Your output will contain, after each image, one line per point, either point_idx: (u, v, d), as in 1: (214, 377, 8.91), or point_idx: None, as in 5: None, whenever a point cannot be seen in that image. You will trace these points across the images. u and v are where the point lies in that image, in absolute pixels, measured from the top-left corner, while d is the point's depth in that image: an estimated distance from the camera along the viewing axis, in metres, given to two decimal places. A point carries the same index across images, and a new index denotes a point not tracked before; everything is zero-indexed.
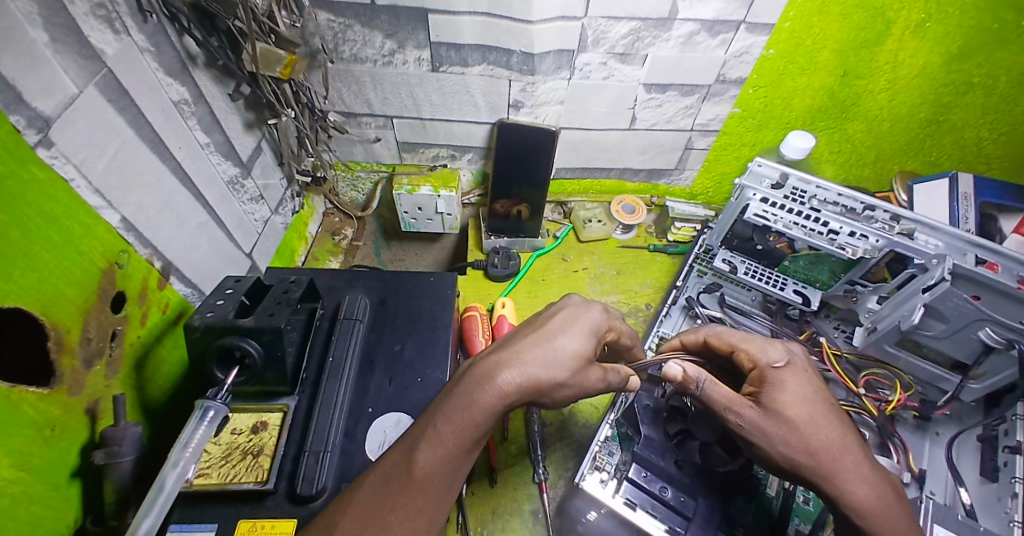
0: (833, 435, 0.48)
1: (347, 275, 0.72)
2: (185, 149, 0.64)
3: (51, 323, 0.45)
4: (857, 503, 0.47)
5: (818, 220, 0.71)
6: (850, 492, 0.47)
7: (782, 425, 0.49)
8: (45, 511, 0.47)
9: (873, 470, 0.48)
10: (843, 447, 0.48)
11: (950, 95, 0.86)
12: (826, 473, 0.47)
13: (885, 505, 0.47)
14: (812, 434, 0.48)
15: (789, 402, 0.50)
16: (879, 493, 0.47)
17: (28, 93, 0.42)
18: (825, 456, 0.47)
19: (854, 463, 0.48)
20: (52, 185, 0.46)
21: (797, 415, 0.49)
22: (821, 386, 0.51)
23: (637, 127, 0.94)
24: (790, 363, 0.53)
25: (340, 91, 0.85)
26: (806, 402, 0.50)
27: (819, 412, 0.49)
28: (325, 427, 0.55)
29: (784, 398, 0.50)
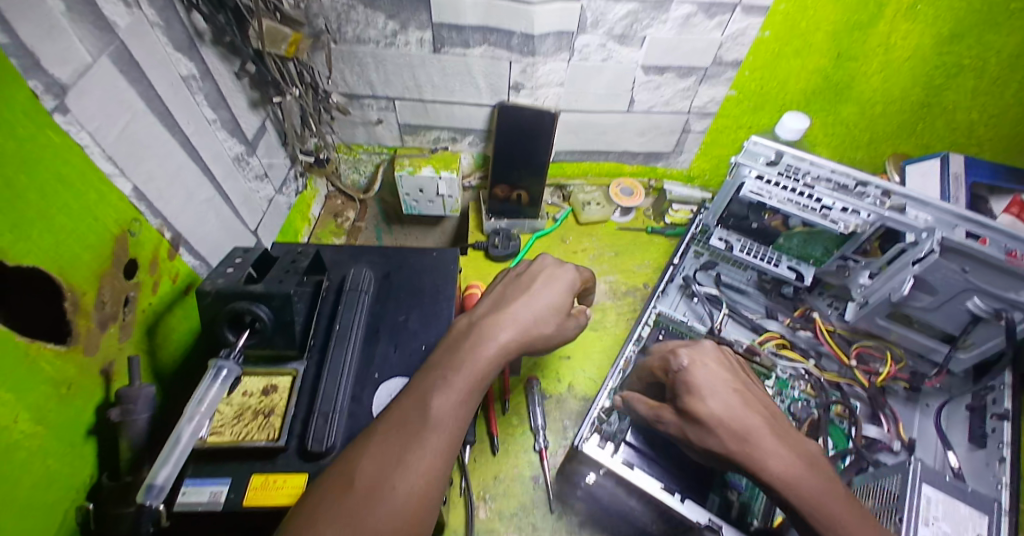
0: (735, 419, 0.51)
1: (351, 250, 0.74)
2: (193, 124, 0.65)
3: (67, 284, 0.48)
4: (773, 482, 0.48)
5: (812, 196, 0.73)
6: (760, 473, 0.49)
7: (696, 426, 0.52)
8: (61, 465, 0.49)
9: (788, 448, 0.49)
10: (750, 431, 0.50)
11: (941, 77, 0.88)
12: (740, 459, 0.50)
13: (802, 479, 0.47)
14: (713, 423, 0.51)
15: (698, 398, 0.53)
16: (796, 470, 0.48)
17: (46, 60, 0.44)
18: (736, 443, 0.50)
19: (766, 444, 0.49)
20: (67, 150, 0.47)
21: (704, 408, 0.52)
22: (731, 380, 0.54)
23: (635, 110, 0.96)
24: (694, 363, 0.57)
25: (343, 73, 0.87)
26: (713, 394, 0.53)
27: (731, 406, 0.52)
28: (332, 389, 0.57)
29: (691, 397, 0.54)
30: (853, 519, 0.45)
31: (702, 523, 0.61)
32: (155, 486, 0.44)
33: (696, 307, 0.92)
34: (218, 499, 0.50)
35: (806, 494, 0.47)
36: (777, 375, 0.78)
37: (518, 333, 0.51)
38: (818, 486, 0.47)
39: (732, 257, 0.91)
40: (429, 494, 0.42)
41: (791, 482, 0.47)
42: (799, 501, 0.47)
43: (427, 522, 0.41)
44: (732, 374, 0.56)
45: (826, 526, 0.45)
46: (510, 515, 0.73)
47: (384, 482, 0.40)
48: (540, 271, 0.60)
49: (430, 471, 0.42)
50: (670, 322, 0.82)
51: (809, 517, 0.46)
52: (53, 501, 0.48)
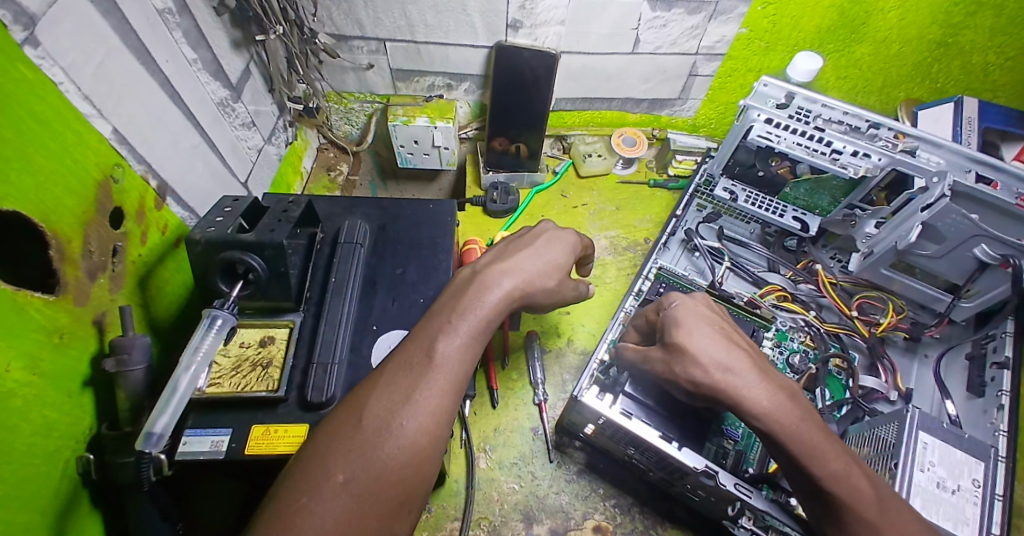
0: (720, 352, 0.48)
1: (345, 201, 0.71)
2: (173, 64, 0.61)
3: (51, 231, 0.45)
4: (754, 413, 0.45)
5: (823, 140, 0.70)
6: (743, 404, 0.46)
7: (681, 355, 0.50)
8: (59, 415, 0.48)
9: (772, 381, 0.47)
10: (735, 364, 0.47)
11: (960, 15, 0.83)
12: (723, 391, 0.47)
13: (783, 410, 0.45)
14: (698, 355, 0.49)
15: (686, 332, 0.51)
16: (780, 402, 0.45)
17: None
18: (718, 371, 0.47)
19: (746, 374, 0.47)
20: (42, 87, 0.44)
21: (691, 341, 0.50)
22: (715, 317, 0.52)
23: (640, 52, 0.90)
24: (685, 303, 0.55)
25: (329, 10, 0.81)
26: (700, 331, 0.50)
27: (717, 338, 0.50)
28: (330, 340, 0.56)
29: (679, 331, 0.51)
30: (835, 451, 0.43)
31: (699, 469, 0.58)
32: (155, 433, 0.44)
33: (697, 261, 0.90)
34: (220, 448, 0.50)
35: (786, 424, 0.44)
36: (777, 326, 0.78)
37: (522, 285, 0.50)
38: (799, 416, 0.44)
39: (735, 209, 0.88)
40: (438, 432, 0.42)
41: (772, 413, 0.45)
42: (779, 432, 0.44)
43: (436, 458, 0.41)
44: (721, 314, 0.54)
45: (804, 457, 0.43)
46: (510, 464, 0.74)
47: (391, 420, 0.40)
48: (547, 229, 0.58)
49: (436, 410, 0.42)
50: (673, 277, 0.80)
51: (790, 448, 0.44)
52: (54, 450, 0.48)
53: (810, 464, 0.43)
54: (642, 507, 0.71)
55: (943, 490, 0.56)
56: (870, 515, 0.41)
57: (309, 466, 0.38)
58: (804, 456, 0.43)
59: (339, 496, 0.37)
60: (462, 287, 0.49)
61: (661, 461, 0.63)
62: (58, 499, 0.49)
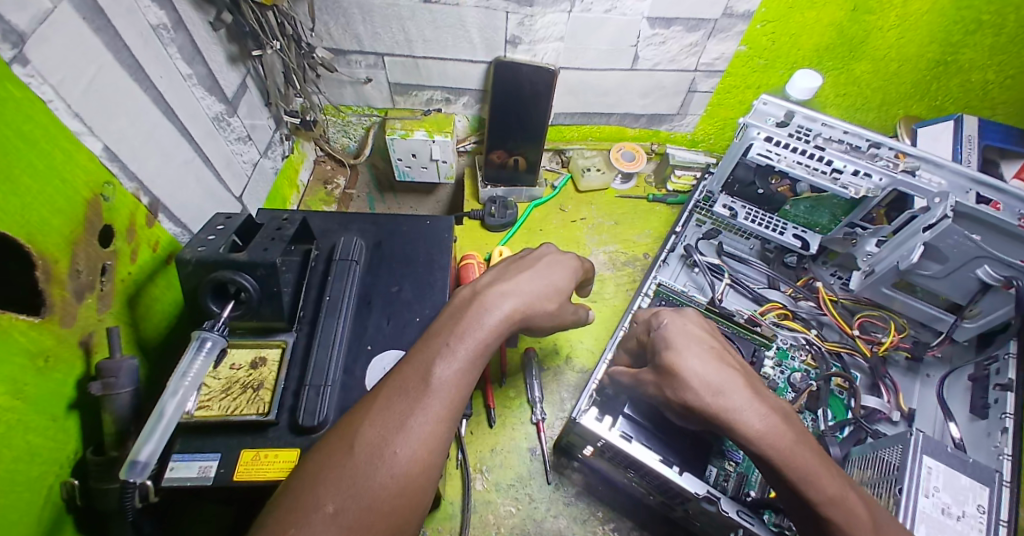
0: (711, 373, 0.46)
1: (340, 218, 0.70)
2: (167, 79, 0.61)
3: (38, 252, 0.44)
4: (747, 437, 0.43)
5: (823, 159, 0.70)
6: (736, 429, 0.44)
7: (672, 377, 0.48)
8: (43, 440, 0.47)
9: (765, 403, 0.44)
10: (727, 386, 0.45)
11: (959, 33, 0.83)
12: (715, 414, 0.45)
13: (777, 432, 0.42)
14: (688, 378, 0.46)
15: (677, 354, 0.49)
16: (774, 424, 0.43)
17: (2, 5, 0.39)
18: (709, 394, 0.45)
19: (736, 395, 0.44)
20: (29, 105, 0.43)
21: (682, 362, 0.48)
22: (705, 338, 0.51)
23: (639, 68, 0.90)
24: (677, 323, 0.53)
25: (327, 25, 0.81)
26: (692, 350, 0.48)
27: (709, 358, 0.48)
28: (323, 362, 0.55)
29: (669, 352, 0.49)
30: (830, 475, 0.42)
31: (701, 494, 0.57)
32: (139, 462, 0.42)
33: (697, 277, 0.88)
34: (208, 474, 0.49)
35: (781, 447, 0.42)
36: (778, 344, 0.77)
37: (521, 309, 0.49)
38: (793, 440, 0.42)
39: (735, 226, 0.88)
40: (431, 461, 0.40)
41: (766, 437, 0.42)
42: (773, 456, 0.42)
43: (429, 487, 0.40)
44: (716, 336, 0.53)
45: (801, 482, 0.41)
46: (507, 486, 0.72)
47: (384, 447, 0.39)
48: (548, 251, 0.57)
49: (430, 438, 0.40)
50: (672, 293, 0.80)
51: (783, 473, 0.42)
52: (38, 476, 0.46)
53: (805, 487, 0.41)
54: (641, 530, 0.70)
55: (948, 517, 0.55)
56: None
57: (298, 494, 0.37)
58: (801, 480, 0.41)
59: (327, 528, 0.35)
60: (458, 308, 0.48)
61: (661, 485, 0.61)
62: (39, 527, 0.47)
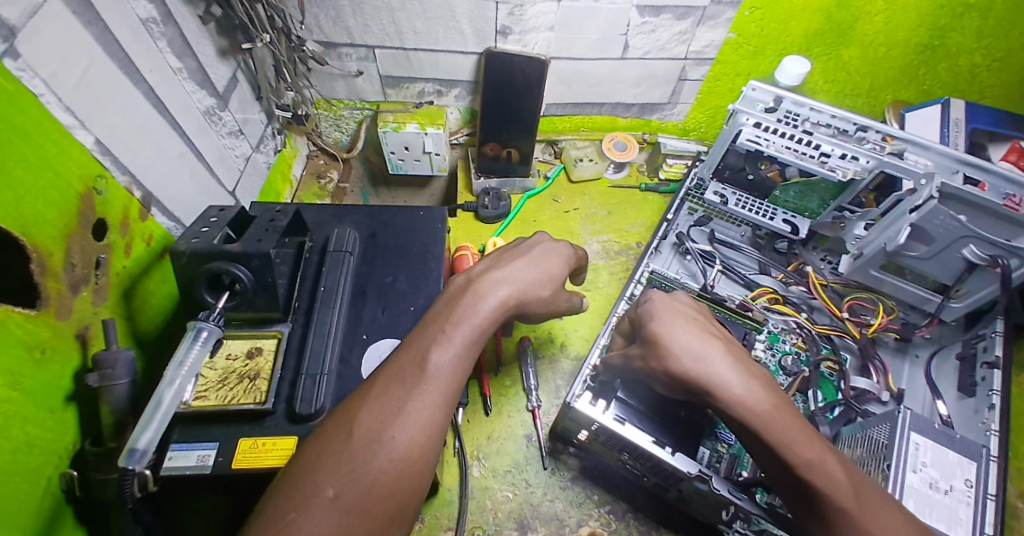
0: (694, 343, 0.48)
1: (334, 210, 0.70)
2: (157, 73, 0.61)
3: (33, 245, 0.44)
4: (727, 402, 0.45)
5: (811, 143, 0.71)
6: (717, 394, 0.45)
7: (656, 348, 0.50)
8: (41, 432, 0.47)
9: (744, 370, 0.46)
10: (706, 354, 0.47)
11: (947, 17, 0.84)
12: (696, 380, 0.46)
13: (756, 397, 0.44)
14: (671, 345, 0.48)
15: (663, 325, 0.50)
16: (753, 389, 0.44)
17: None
18: (690, 362, 0.47)
19: (717, 363, 0.46)
20: (20, 98, 0.43)
21: (666, 333, 0.49)
22: (691, 314, 0.52)
23: (630, 57, 0.91)
24: (664, 299, 0.55)
25: (317, 18, 0.81)
26: (677, 324, 0.50)
27: (692, 329, 0.49)
28: (320, 351, 0.56)
29: (655, 324, 0.51)
30: (808, 440, 0.43)
31: (694, 473, 0.57)
32: (138, 450, 0.43)
33: (689, 264, 0.89)
34: (206, 462, 0.49)
35: (758, 412, 0.43)
36: (769, 329, 0.78)
37: (515, 297, 0.49)
38: (771, 405, 0.44)
39: (725, 212, 0.89)
40: (429, 445, 0.41)
41: (744, 401, 0.44)
42: (750, 420, 0.44)
43: (428, 471, 0.41)
44: (702, 313, 0.54)
45: (780, 447, 0.42)
46: (504, 473, 0.73)
47: (382, 434, 0.40)
48: (542, 240, 0.58)
49: (429, 423, 0.41)
50: (663, 280, 0.81)
51: (762, 438, 0.43)
52: (37, 468, 0.47)
53: (782, 451, 0.42)
54: (637, 514, 0.71)
55: (936, 491, 0.56)
56: (848, 505, 0.40)
57: (297, 481, 0.37)
58: (779, 444, 0.42)
59: (328, 513, 0.36)
60: (452, 295, 0.49)
61: (655, 468, 0.62)
62: (40, 518, 0.47)
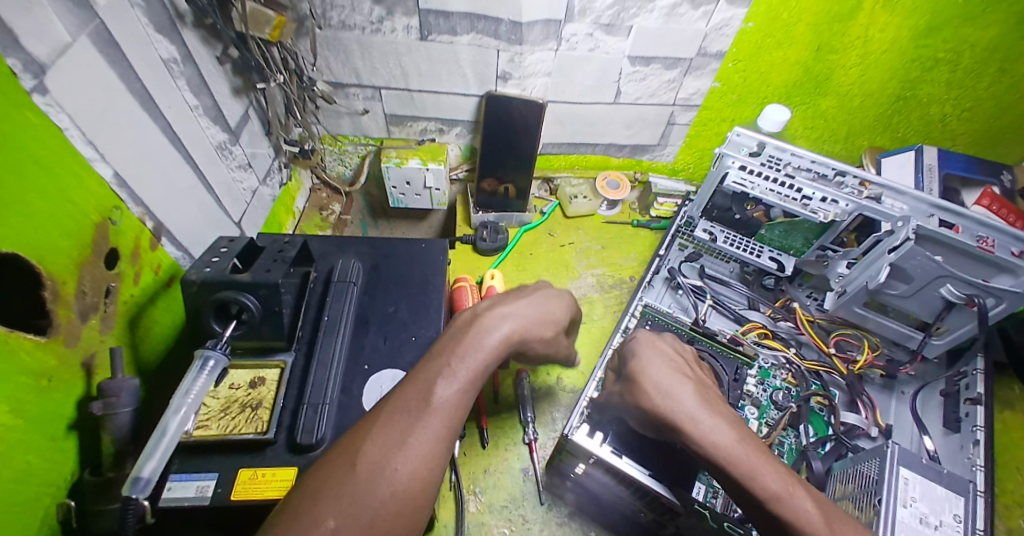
0: (664, 380, 0.51)
1: (338, 241, 0.72)
2: (174, 109, 0.63)
3: (47, 273, 0.46)
4: (695, 437, 0.46)
5: (793, 187, 0.75)
6: (684, 428, 0.47)
7: (633, 384, 0.53)
8: (41, 461, 0.47)
9: (712, 407, 0.48)
10: (669, 389, 0.49)
11: (917, 70, 0.91)
12: (664, 416, 0.48)
13: (720, 430, 0.46)
14: (644, 382, 0.51)
15: (638, 364, 0.54)
16: (718, 425, 0.46)
17: (23, 37, 0.42)
18: (661, 397, 0.49)
19: (684, 399, 0.48)
20: (45, 132, 0.45)
21: (641, 371, 0.53)
22: (670, 355, 0.55)
23: (622, 102, 0.96)
24: (643, 339, 0.59)
25: (328, 60, 0.86)
26: (653, 361, 0.54)
27: (664, 369, 0.52)
28: (321, 382, 0.56)
29: (632, 363, 0.55)
30: (775, 472, 0.43)
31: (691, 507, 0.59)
32: (141, 478, 0.43)
33: (681, 299, 0.92)
34: (205, 494, 0.49)
35: (723, 445, 0.45)
36: (760, 364, 0.80)
37: (519, 335, 0.51)
38: (736, 438, 0.45)
39: (716, 249, 0.93)
40: (431, 476, 0.41)
41: (712, 436, 0.45)
42: (716, 454, 0.45)
43: (429, 504, 0.41)
44: (679, 355, 0.57)
45: (746, 480, 0.43)
46: (501, 507, 0.73)
47: (384, 464, 0.40)
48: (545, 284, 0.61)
49: (430, 455, 0.42)
50: (658, 315, 0.83)
51: (729, 472, 0.44)
52: (33, 498, 0.47)
53: (750, 484, 0.43)
54: None
55: (925, 526, 0.57)
56: None
57: (298, 514, 0.38)
58: (744, 477, 0.43)
59: None
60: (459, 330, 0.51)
61: (652, 501, 0.63)
62: None
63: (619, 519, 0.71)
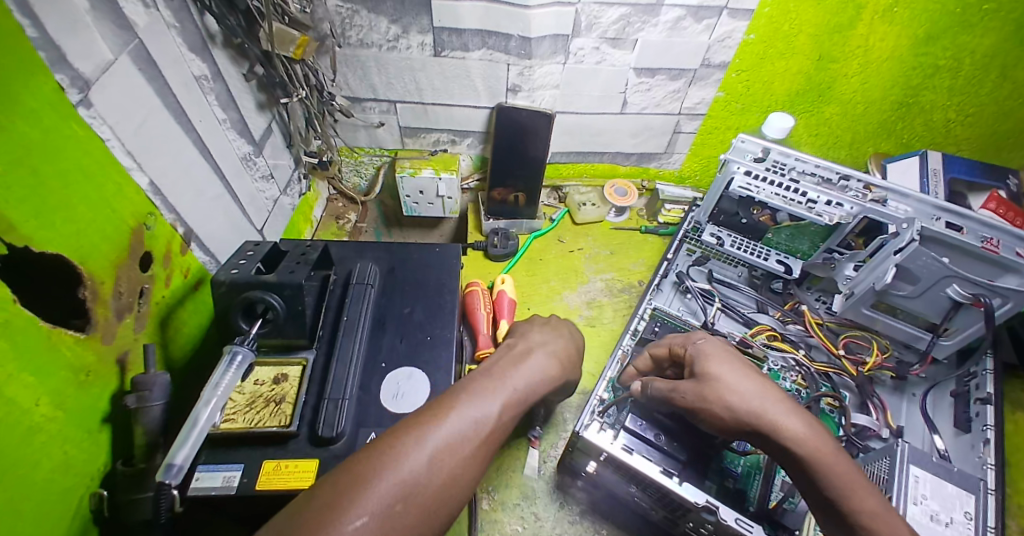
0: (752, 385, 0.52)
1: (356, 246, 0.75)
2: (204, 123, 0.68)
3: (88, 273, 0.49)
4: (791, 441, 0.47)
5: (798, 191, 0.77)
6: (780, 431, 0.48)
7: (712, 383, 0.54)
8: (78, 452, 0.50)
9: (804, 415, 0.50)
10: (764, 394, 0.51)
11: (919, 77, 0.92)
12: (758, 417, 0.50)
13: (819, 438, 0.47)
14: (733, 383, 0.52)
15: (719, 364, 0.55)
16: (815, 432, 0.48)
17: (71, 54, 0.46)
18: (754, 400, 0.50)
19: (776, 404, 0.50)
20: (89, 142, 0.49)
21: (722, 371, 0.54)
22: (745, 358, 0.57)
23: (628, 112, 0.99)
24: (710, 339, 0.60)
25: (346, 76, 0.90)
26: (731, 363, 0.55)
27: (749, 373, 0.53)
28: (342, 377, 0.59)
29: (711, 362, 0.56)
30: (867, 490, 0.45)
31: (700, 504, 0.58)
32: (174, 465, 0.46)
33: (690, 302, 0.94)
34: (231, 483, 0.51)
35: (824, 453, 0.47)
36: (770, 365, 0.82)
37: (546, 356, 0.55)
38: (836, 449, 0.47)
39: (723, 254, 0.93)
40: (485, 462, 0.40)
41: (809, 443, 0.47)
42: (815, 460, 0.46)
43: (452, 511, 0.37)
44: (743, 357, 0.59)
45: (842, 492, 0.45)
46: (513, 506, 0.74)
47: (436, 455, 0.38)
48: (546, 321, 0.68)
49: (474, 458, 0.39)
50: (667, 317, 0.85)
51: (830, 480, 0.46)
52: (69, 487, 0.49)
53: (846, 497, 0.45)
54: None
55: (937, 523, 0.57)
56: None
57: (347, 487, 0.34)
58: (840, 487, 0.45)
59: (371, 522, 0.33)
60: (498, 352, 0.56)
61: (662, 498, 0.64)
62: None
63: (630, 517, 0.72)
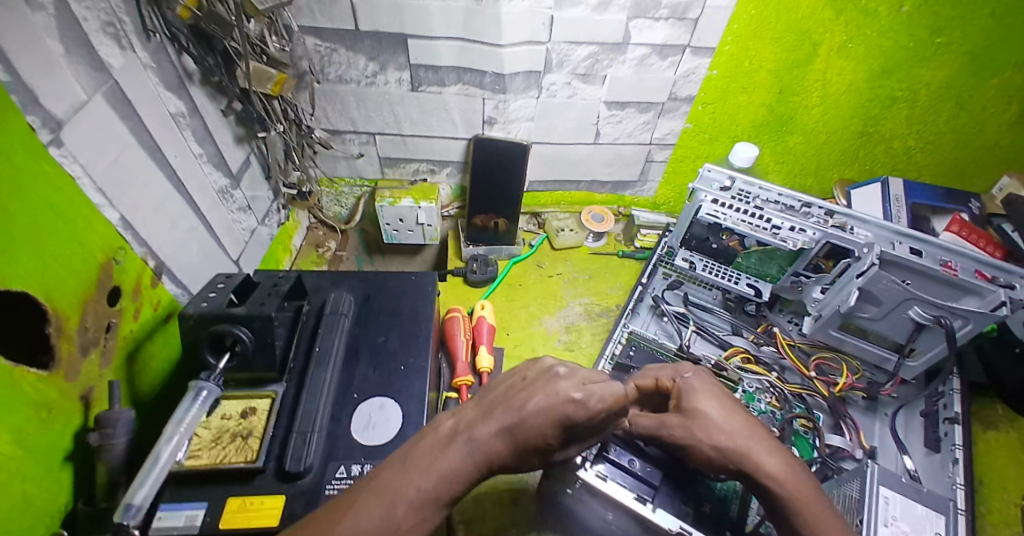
0: (739, 425, 0.55)
1: (332, 276, 0.76)
2: (180, 157, 0.69)
3: (53, 309, 0.49)
4: (773, 480, 0.51)
5: (762, 217, 0.79)
6: (762, 469, 0.52)
7: (701, 420, 0.56)
8: (37, 491, 0.49)
9: (785, 455, 0.54)
10: (749, 432, 0.55)
11: (877, 108, 0.97)
12: (743, 456, 0.53)
13: (799, 479, 0.51)
14: (720, 421, 0.56)
15: (706, 402, 0.57)
16: (795, 474, 0.52)
17: (43, 96, 0.47)
18: (741, 439, 0.54)
19: (761, 444, 0.54)
20: (59, 180, 0.50)
21: (708, 409, 0.57)
22: (727, 391, 0.60)
23: (601, 142, 1.03)
24: (695, 372, 0.63)
25: (325, 110, 0.93)
26: (718, 400, 0.58)
27: (734, 412, 0.57)
28: (313, 409, 0.58)
29: (698, 398, 0.58)
30: (839, 528, 0.50)
31: (673, 530, 0.61)
32: (133, 505, 0.44)
33: (666, 325, 0.95)
34: (194, 523, 0.50)
35: (803, 492, 0.51)
36: (744, 388, 0.83)
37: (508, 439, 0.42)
38: (812, 488, 0.51)
39: (695, 277, 0.96)
40: None
41: (790, 482, 0.51)
42: (795, 498, 0.50)
43: None
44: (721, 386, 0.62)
45: (818, 527, 0.49)
46: None
47: None
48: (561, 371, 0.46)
49: None
50: (643, 340, 0.88)
51: (806, 518, 0.50)
52: (29, 528, 0.48)
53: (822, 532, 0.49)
54: None
55: None
56: None
57: None
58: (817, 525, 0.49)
59: None
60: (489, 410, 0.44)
61: (638, 525, 0.63)
62: None
63: None
